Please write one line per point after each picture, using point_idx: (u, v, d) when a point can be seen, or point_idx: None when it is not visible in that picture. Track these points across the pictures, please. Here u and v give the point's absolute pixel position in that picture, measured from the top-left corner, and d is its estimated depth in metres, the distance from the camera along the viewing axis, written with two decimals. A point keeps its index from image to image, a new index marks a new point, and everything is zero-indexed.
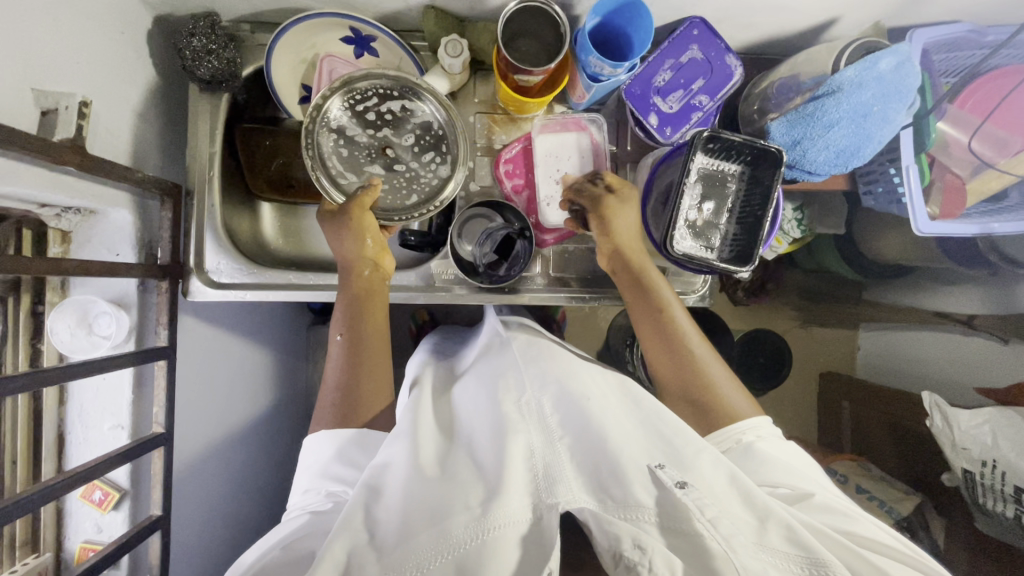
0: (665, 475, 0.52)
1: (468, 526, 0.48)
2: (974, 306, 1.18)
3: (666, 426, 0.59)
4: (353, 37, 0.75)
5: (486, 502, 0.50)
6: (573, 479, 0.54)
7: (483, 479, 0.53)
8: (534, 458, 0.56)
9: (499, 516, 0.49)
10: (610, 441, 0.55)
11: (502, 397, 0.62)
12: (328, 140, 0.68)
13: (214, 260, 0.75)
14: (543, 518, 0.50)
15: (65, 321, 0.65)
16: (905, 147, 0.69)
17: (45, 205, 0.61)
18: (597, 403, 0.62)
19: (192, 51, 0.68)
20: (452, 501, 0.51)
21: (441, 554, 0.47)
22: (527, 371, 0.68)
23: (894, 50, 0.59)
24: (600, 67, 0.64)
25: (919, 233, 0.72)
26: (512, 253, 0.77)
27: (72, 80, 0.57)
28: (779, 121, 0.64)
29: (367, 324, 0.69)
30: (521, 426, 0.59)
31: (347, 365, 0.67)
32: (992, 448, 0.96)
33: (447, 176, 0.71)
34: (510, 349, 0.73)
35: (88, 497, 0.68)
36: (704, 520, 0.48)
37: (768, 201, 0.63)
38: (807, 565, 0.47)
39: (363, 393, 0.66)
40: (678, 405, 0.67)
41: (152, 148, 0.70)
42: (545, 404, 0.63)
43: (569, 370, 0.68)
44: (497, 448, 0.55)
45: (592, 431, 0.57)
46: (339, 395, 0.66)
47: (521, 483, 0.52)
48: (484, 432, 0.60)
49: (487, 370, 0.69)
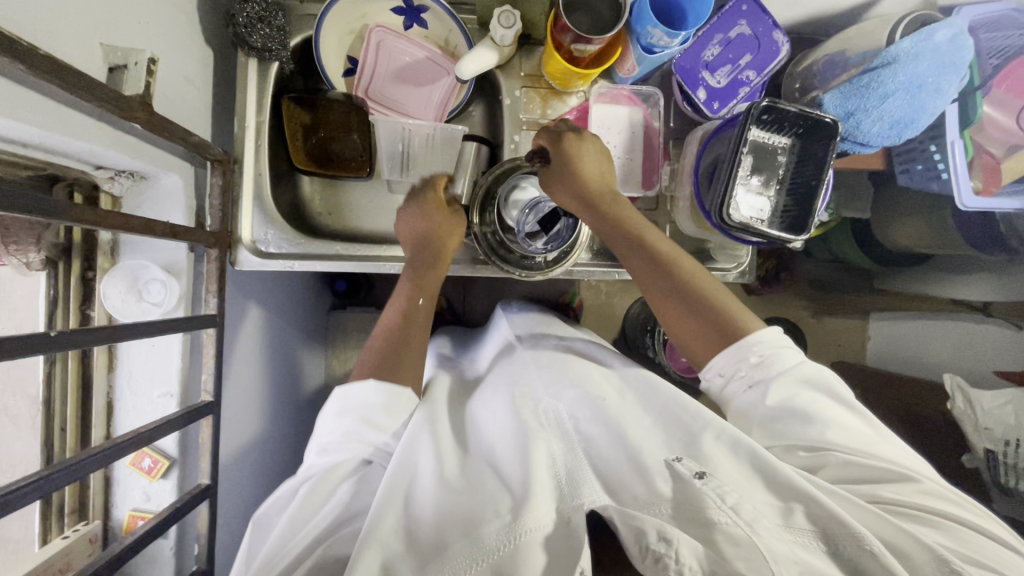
0: (683, 467, 0.51)
1: (500, 532, 0.48)
2: (989, 294, 1.20)
3: (685, 412, 0.60)
4: (403, 8, 0.77)
5: (515, 509, 0.49)
6: (594, 483, 0.53)
7: (509, 489, 0.52)
8: (557, 464, 0.55)
9: (530, 520, 0.48)
10: (630, 441, 0.56)
11: (520, 406, 0.62)
12: (501, 184, 0.76)
13: (262, 230, 0.75)
14: (570, 520, 0.49)
15: (117, 287, 0.65)
16: (951, 122, 0.73)
17: (100, 167, 0.61)
18: (614, 403, 0.62)
19: (245, 17, 0.67)
20: (482, 511, 0.50)
21: (476, 561, 0.46)
22: (540, 376, 0.67)
23: (949, 23, 0.60)
24: (658, 38, 0.65)
25: (962, 207, 0.74)
26: (553, 231, 0.76)
27: (135, 38, 0.57)
28: (833, 93, 0.65)
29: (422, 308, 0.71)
30: (541, 433, 0.58)
31: (394, 331, 0.68)
32: (1015, 428, 1.00)
33: (546, 267, 0.75)
34: (521, 354, 0.73)
35: (137, 465, 0.67)
36: (726, 507, 0.47)
37: (824, 170, 0.65)
38: (827, 541, 0.46)
39: (404, 352, 0.67)
40: (683, 326, 0.65)
41: (200, 116, 0.70)
42: (563, 412, 0.62)
43: (584, 372, 0.68)
44: (519, 455, 0.55)
45: (613, 433, 0.57)
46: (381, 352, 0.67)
47: (546, 489, 0.51)
48: (506, 441, 0.59)
49: (501, 383, 0.68)
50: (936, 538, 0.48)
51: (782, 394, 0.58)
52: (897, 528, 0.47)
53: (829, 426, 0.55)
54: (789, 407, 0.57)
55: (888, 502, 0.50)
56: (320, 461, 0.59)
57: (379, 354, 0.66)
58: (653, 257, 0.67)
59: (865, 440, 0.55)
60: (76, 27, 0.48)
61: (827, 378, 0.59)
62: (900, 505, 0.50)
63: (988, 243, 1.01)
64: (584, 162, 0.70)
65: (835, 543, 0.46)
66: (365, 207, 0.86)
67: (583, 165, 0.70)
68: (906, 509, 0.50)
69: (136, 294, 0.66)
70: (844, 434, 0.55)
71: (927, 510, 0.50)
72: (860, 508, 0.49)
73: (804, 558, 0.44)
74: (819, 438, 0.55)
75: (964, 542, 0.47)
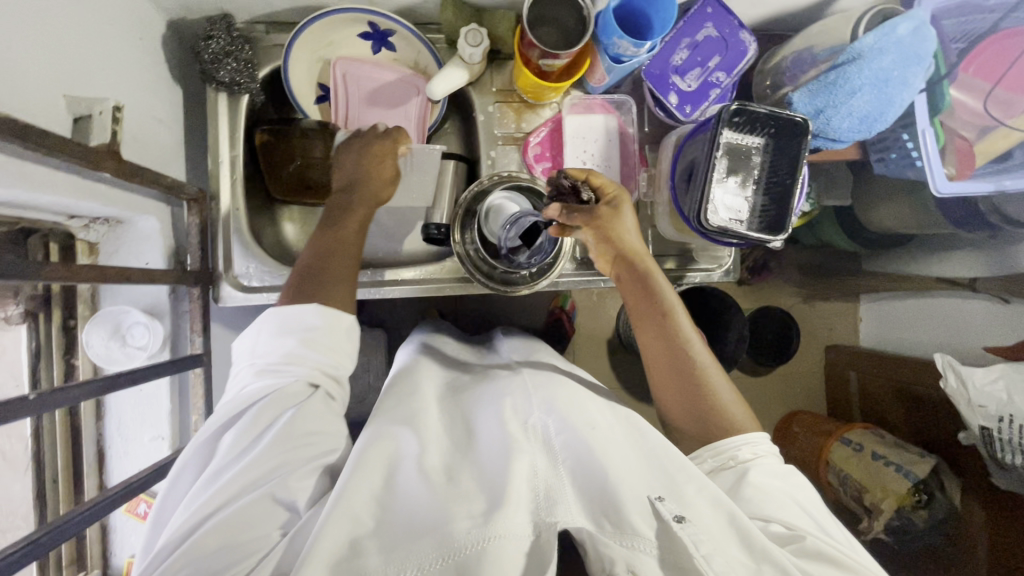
0: (663, 509, 0.51)
1: (470, 531, 0.46)
2: (974, 269, 1.17)
3: (670, 460, 0.56)
4: (371, 33, 0.76)
5: (488, 512, 0.48)
6: (572, 502, 0.51)
7: (487, 491, 0.51)
8: (538, 478, 0.53)
9: (500, 526, 0.47)
10: (611, 472, 0.52)
11: (508, 418, 0.59)
12: (480, 201, 0.75)
13: (243, 264, 0.73)
14: (541, 536, 0.48)
15: (99, 334, 0.65)
16: (921, 110, 0.74)
17: (73, 217, 0.61)
18: (600, 434, 0.57)
19: (211, 54, 0.68)
20: (454, 509, 0.49)
21: (440, 557, 0.45)
22: (534, 395, 0.63)
23: (911, 15, 0.61)
24: (624, 48, 0.65)
25: (938, 194, 0.76)
26: (535, 244, 0.74)
27: (96, 86, 0.57)
28: (802, 91, 0.66)
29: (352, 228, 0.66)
30: (526, 447, 0.55)
31: (324, 245, 0.64)
32: (1008, 403, 0.99)
33: (529, 281, 0.76)
34: (520, 374, 0.69)
35: (133, 511, 0.67)
36: (699, 554, 0.47)
37: (798, 170, 0.65)
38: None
39: (332, 269, 0.62)
40: (675, 403, 0.66)
41: (172, 156, 0.70)
42: (552, 424, 0.59)
43: (578, 400, 0.63)
44: (502, 462, 0.53)
45: (596, 462, 0.53)
46: (304, 268, 0.62)
47: (523, 498, 0.50)
48: (492, 448, 0.56)
49: (493, 393, 0.65)
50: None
51: (768, 479, 0.59)
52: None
53: (791, 512, 0.56)
54: (759, 485, 0.58)
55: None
56: (259, 382, 0.54)
57: (305, 267, 0.62)
58: (670, 338, 0.66)
59: (847, 545, 0.54)
60: (35, 83, 0.48)
61: (799, 492, 0.60)
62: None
63: (969, 221, 1.02)
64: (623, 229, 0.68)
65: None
66: None
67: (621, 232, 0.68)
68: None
69: (119, 339, 0.66)
70: (824, 530, 0.56)
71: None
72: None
73: None
74: (796, 524, 0.55)
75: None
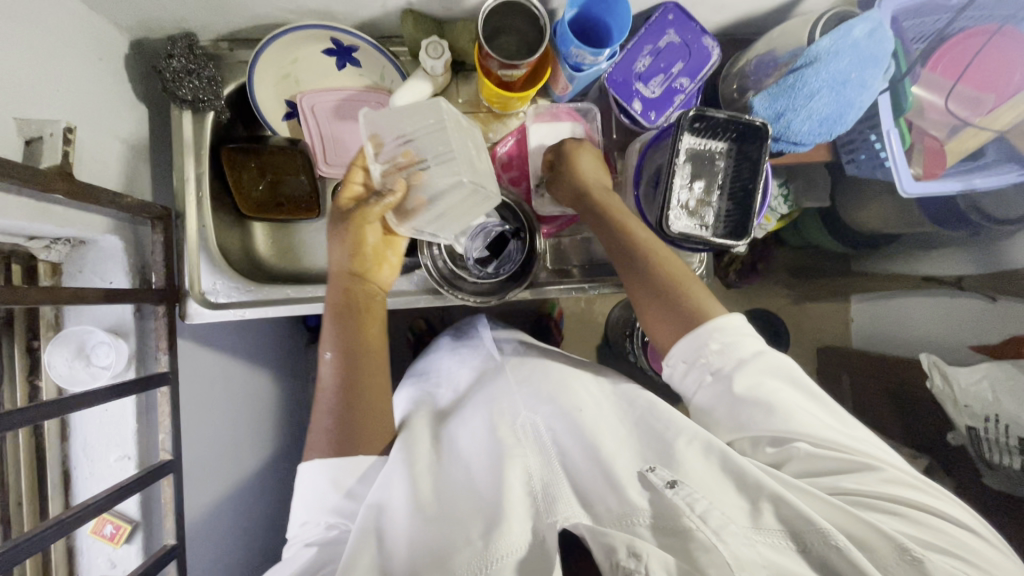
0: (656, 477, 0.52)
1: (471, 562, 0.48)
2: (961, 268, 1.18)
3: (659, 421, 0.60)
4: (335, 48, 0.75)
5: (487, 534, 0.50)
6: (571, 496, 0.54)
7: (483, 509, 0.53)
8: (534, 480, 0.56)
9: (501, 546, 0.49)
10: (604, 450, 0.56)
11: (499, 422, 0.61)
12: None
13: (210, 280, 0.74)
14: (545, 540, 0.50)
15: (63, 354, 0.65)
16: (884, 111, 0.73)
17: (33, 237, 0.60)
18: (590, 413, 0.61)
19: (171, 72, 0.68)
20: (453, 538, 0.50)
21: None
22: (519, 391, 0.66)
23: (866, 18, 0.61)
24: (581, 56, 0.65)
25: (905, 194, 0.74)
26: (504, 253, 0.75)
27: (51, 109, 0.57)
28: (762, 95, 0.66)
29: (364, 336, 0.63)
30: (518, 450, 0.58)
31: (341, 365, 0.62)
32: (993, 403, 0.98)
33: (501, 292, 0.75)
34: (503, 372, 0.71)
35: (99, 532, 0.66)
36: (694, 515, 0.47)
37: (759, 172, 0.65)
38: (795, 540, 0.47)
39: (360, 391, 0.61)
40: (652, 315, 0.64)
41: (136, 175, 0.70)
42: (541, 424, 0.62)
43: (563, 384, 0.66)
44: (493, 476, 0.55)
45: (587, 448, 0.57)
46: (335, 421, 0.60)
47: (521, 506, 0.53)
48: (481, 460, 0.58)
49: (481, 400, 0.66)
50: (898, 526, 0.50)
51: (750, 381, 0.56)
52: (856, 519, 0.49)
53: (791, 409, 0.55)
54: (753, 398, 0.56)
55: (852, 494, 0.52)
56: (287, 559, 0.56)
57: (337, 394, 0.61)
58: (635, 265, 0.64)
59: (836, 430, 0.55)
60: None
61: (783, 364, 0.58)
62: (856, 494, 0.52)
63: (951, 220, 1.01)
64: (575, 164, 0.70)
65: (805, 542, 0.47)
66: (317, 245, 0.85)
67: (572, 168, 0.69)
68: (860, 495, 0.52)
69: (84, 359, 0.66)
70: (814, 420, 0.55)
71: (892, 500, 0.51)
72: (818, 500, 0.51)
73: (767, 557, 0.45)
74: (785, 427, 0.55)
75: (924, 527, 0.50)
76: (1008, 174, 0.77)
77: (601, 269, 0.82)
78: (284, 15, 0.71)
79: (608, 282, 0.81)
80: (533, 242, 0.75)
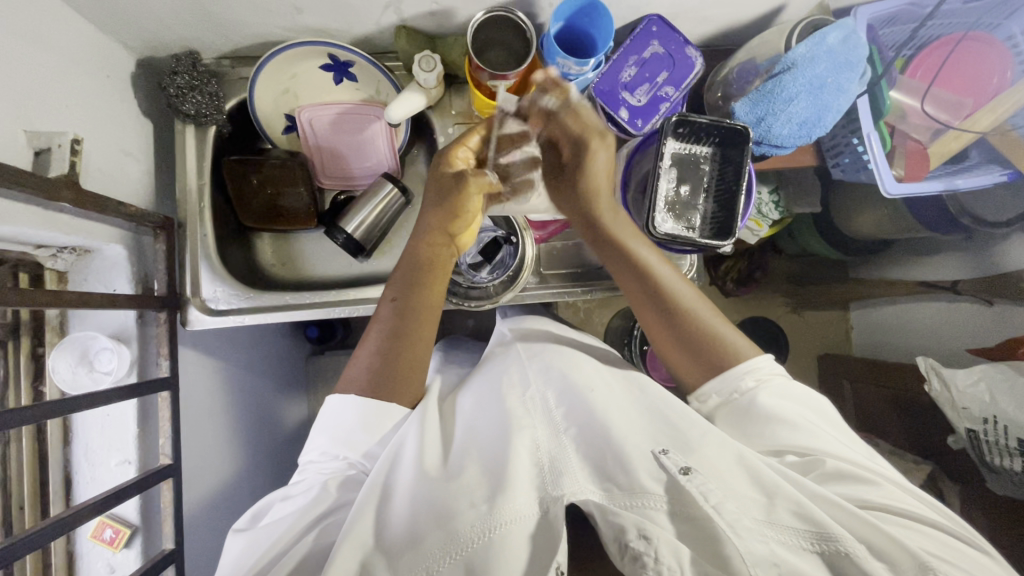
0: (669, 460, 0.52)
1: (475, 523, 0.49)
2: (956, 273, 1.15)
3: (672, 411, 0.59)
4: (331, 64, 0.78)
5: (491, 498, 0.51)
6: (578, 471, 0.54)
7: (488, 474, 0.54)
8: (541, 452, 0.56)
9: (506, 513, 0.50)
10: (613, 431, 0.55)
11: (508, 394, 0.63)
12: None
13: (211, 288, 0.77)
14: (550, 511, 0.51)
15: (66, 360, 0.65)
16: (864, 113, 0.75)
17: (41, 246, 0.62)
18: (600, 394, 0.62)
19: (176, 88, 0.72)
20: (459, 500, 0.51)
21: (448, 554, 0.49)
22: (531, 369, 0.68)
23: (840, 26, 0.64)
24: (568, 66, 0.68)
25: (887, 195, 0.76)
26: (497, 258, 0.78)
27: (60, 122, 0.60)
28: (742, 100, 0.69)
29: (425, 299, 0.67)
30: (526, 421, 0.59)
31: (392, 324, 0.66)
32: (991, 405, 0.94)
33: (495, 297, 0.77)
34: (513, 351, 0.73)
35: (99, 537, 0.67)
36: (709, 506, 0.48)
37: (741, 176, 0.67)
38: (815, 540, 0.48)
39: (405, 350, 0.65)
40: (684, 361, 0.66)
41: (140, 186, 0.73)
42: (551, 399, 0.63)
43: (573, 363, 0.68)
44: (501, 444, 0.56)
45: (601, 430, 0.56)
46: (378, 361, 0.64)
47: (527, 477, 0.53)
48: (490, 429, 0.60)
49: (489, 372, 0.69)
50: (921, 541, 0.50)
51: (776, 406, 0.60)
52: (872, 527, 0.49)
53: (812, 436, 0.59)
54: (774, 413, 0.60)
55: (879, 507, 0.53)
56: (302, 485, 0.59)
57: (382, 341, 0.65)
58: (669, 312, 0.66)
59: (852, 455, 0.58)
60: None
61: (810, 402, 0.62)
62: (882, 506, 0.53)
63: (943, 224, 1.02)
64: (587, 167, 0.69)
65: (826, 540, 0.48)
66: (316, 254, 0.88)
67: (581, 172, 0.69)
68: (885, 509, 0.53)
69: (87, 364, 0.67)
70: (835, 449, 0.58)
71: (905, 513, 0.53)
72: (836, 506, 0.50)
73: (782, 554, 0.47)
74: (808, 446, 0.58)
75: (951, 549, 0.50)
76: (990, 175, 0.78)
77: (591, 273, 0.85)
78: (283, 34, 0.75)
79: (601, 285, 0.84)
80: (522, 244, 0.77)
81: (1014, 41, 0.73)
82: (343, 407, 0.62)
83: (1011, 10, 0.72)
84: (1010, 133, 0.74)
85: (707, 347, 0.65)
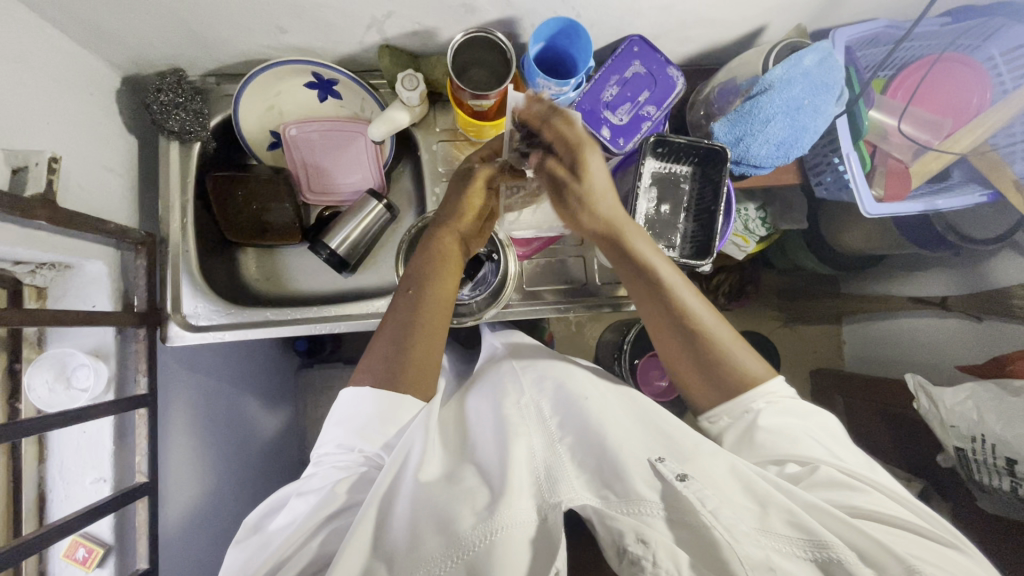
0: (665, 468, 0.52)
1: (476, 527, 0.48)
2: (946, 289, 1.14)
3: (670, 425, 0.59)
4: (315, 82, 0.79)
5: (492, 504, 0.50)
6: (575, 478, 0.53)
7: (488, 486, 0.53)
8: (537, 460, 0.55)
9: (506, 516, 0.48)
10: (593, 460, 0.54)
11: (503, 402, 0.62)
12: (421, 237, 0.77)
13: (192, 304, 0.77)
14: (548, 518, 0.50)
15: (43, 376, 0.64)
16: (844, 135, 0.75)
17: (19, 262, 0.62)
18: (596, 401, 0.61)
19: (160, 105, 0.72)
20: (459, 505, 0.50)
21: (450, 558, 0.47)
22: (524, 374, 0.68)
23: (816, 48, 0.66)
24: (548, 87, 0.70)
25: (868, 215, 0.76)
26: (479, 275, 0.79)
27: (41, 140, 0.60)
28: (721, 121, 0.69)
29: (436, 291, 0.66)
30: (522, 428, 0.58)
31: (406, 315, 0.65)
32: (978, 423, 0.92)
33: (480, 314, 0.77)
34: (507, 362, 0.72)
35: (72, 556, 0.66)
36: (707, 510, 0.47)
37: (719, 195, 0.68)
38: (809, 548, 0.47)
39: (418, 344, 0.64)
40: (694, 375, 0.64)
41: (123, 201, 0.73)
42: (545, 407, 0.62)
43: (566, 370, 0.68)
44: (499, 450, 0.55)
45: (595, 443, 0.55)
46: (391, 353, 0.63)
47: (523, 487, 0.51)
48: (487, 438, 0.59)
49: (487, 384, 0.69)
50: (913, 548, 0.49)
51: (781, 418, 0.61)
52: (867, 536, 0.48)
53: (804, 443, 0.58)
54: (776, 429, 0.60)
55: (866, 514, 0.52)
56: (318, 478, 0.58)
57: (393, 334, 0.65)
58: (679, 320, 0.63)
59: (855, 466, 0.57)
60: None
61: (811, 412, 0.62)
62: (877, 517, 0.52)
63: (931, 241, 1.02)
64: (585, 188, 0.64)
65: (819, 548, 0.47)
66: (301, 269, 0.88)
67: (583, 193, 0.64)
68: (873, 516, 0.52)
69: (64, 382, 0.66)
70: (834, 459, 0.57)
71: (905, 525, 0.51)
72: None
73: (779, 561, 0.45)
74: (804, 454, 0.58)
75: (940, 554, 0.49)
76: (972, 195, 0.78)
77: (575, 290, 0.85)
78: (267, 53, 0.76)
79: (583, 303, 0.84)
80: (504, 260, 0.77)
81: (993, 63, 0.74)
82: (357, 399, 0.61)
83: (988, 32, 0.73)
84: (989, 152, 0.75)
85: (720, 359, 0.63)
